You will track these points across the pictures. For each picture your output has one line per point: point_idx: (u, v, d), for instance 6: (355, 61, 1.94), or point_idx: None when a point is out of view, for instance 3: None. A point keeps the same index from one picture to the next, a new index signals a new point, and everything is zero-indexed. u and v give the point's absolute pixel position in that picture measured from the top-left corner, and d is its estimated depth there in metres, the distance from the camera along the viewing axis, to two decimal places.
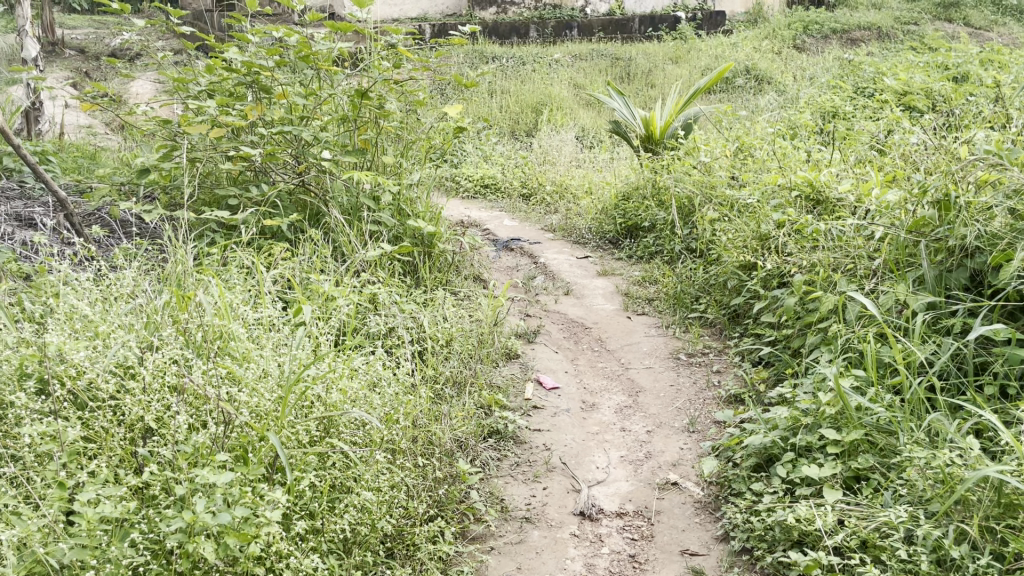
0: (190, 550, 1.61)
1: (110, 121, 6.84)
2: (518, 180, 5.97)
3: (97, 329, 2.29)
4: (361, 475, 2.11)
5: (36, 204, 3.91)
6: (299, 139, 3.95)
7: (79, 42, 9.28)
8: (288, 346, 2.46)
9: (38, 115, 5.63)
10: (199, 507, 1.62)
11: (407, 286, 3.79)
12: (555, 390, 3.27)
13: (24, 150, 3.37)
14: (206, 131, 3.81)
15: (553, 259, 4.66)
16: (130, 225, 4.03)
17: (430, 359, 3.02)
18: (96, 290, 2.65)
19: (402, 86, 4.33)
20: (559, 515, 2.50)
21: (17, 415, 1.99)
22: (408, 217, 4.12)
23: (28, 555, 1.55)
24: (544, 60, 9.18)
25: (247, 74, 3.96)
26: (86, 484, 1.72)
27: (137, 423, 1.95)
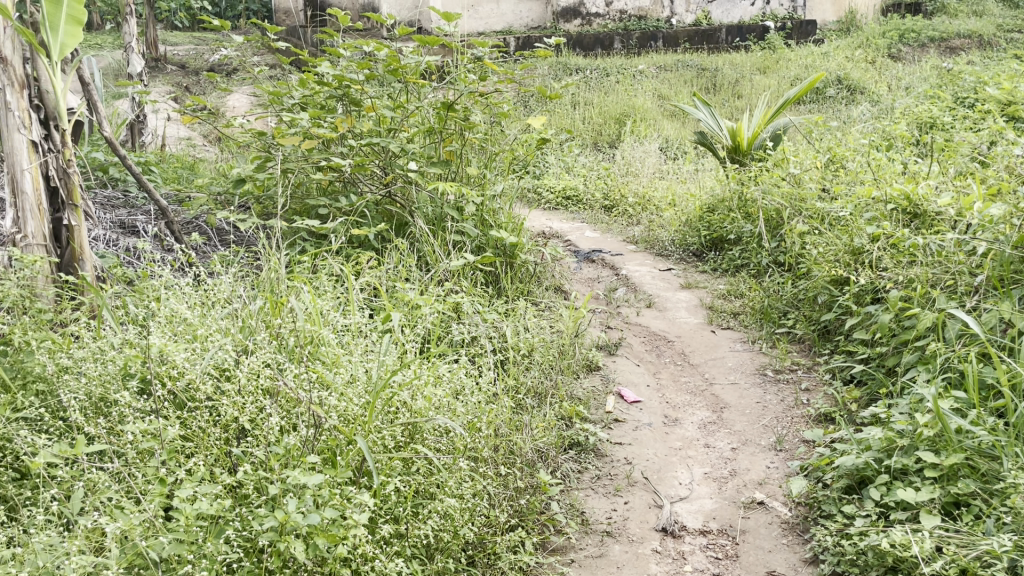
0: (281, 549, 1.64)
1: (208, 133, 7.12)
2: (600, 192, 5.95)
3: (196, 332, 2.38)
4: (445, 482, 2.12)
5: (139, 212, 4.10)
6: (387, 150, 4.05)
7: (181, 58, 9.71)
8: (375, 352, 2.51)
9: (142, 127, 5.91)
10: (290, 507, 1.66)
11: (488, 296, 3.82)
12: (636, 404, 3.24)
13: (129, 160, 3.56)
14: (299, 142, 3.94)
15: (635, 270, 4.63)
16: (226, 233, 4.19)
17: (512, 369, 3.03)
18: (195, 295, 2.76)
19: (487, 98, 4.39)
20: (640, 531, 2.47)
21: (120, 413, 2.09)
22: (491, 227, 4.15)
23: (129, 548, 1.60)
24: (629, 71, 9.14)
25: (338, 87, 4.09)
26: (183, 481, 1.78)
27: (231, 424, 2.02)
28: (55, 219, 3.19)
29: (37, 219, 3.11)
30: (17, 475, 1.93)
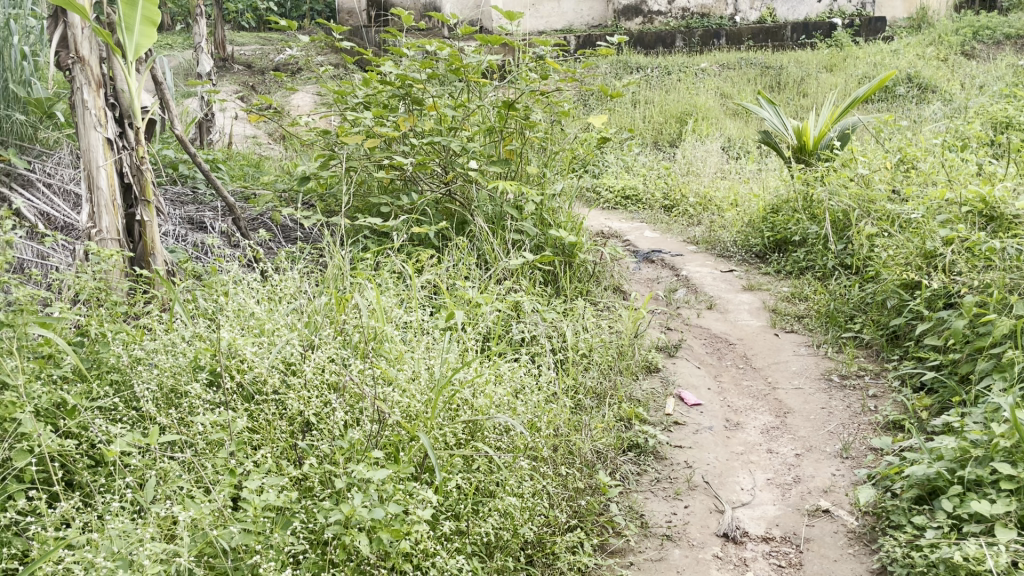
0: (346, 542, 1.66)
1: (273, 132, 7.26)
2: (660, 191, 5.89)
3: (264, 327, 2.44)
4: (505, 480, 2.12)
5: (207, 209, 4.20)
6: (449, 150, 4.08)
7: (248, 58, 9.92)
8: (437, 349, 2.53)
9: (210, 125, 6.05)
10: (356, 501, 1.68)
11: (547, 295, 3.81)
12: (697, 406, 3.20)
13: (200, 157, 3.71)
14: (363, 141, 4.00)
15: (696, 271, 4.56)
16: (289, 230, 4.27)
17: (571, 369, 3.02)
18: (262, 291, 2.82)
19: (548, 97, 4.39)
20: (701, 535, 2.44)
21: (191, 404, 2.14)
22: (550, 226, 4.14)
23: (200, 536, 1.62)
24: (691, 70, 9.03)
25: (401, 87, 4.14)
26: (252, 473, 1.82)
27: (297, 417, 2.06)
28: (128, 214, 3.29)
29: (111, 214, 3.21)
30: (91, 462, 1.99)
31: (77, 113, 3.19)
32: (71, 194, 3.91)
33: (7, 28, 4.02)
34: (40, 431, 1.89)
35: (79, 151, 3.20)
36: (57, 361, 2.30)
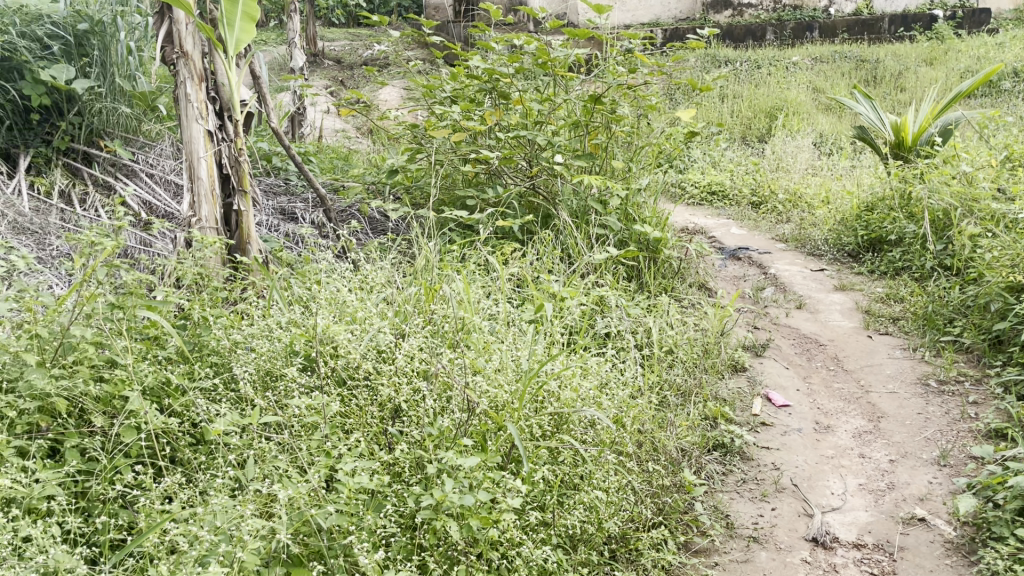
0: (437, 527, 1.70)
1: (361, 125, 7.39)
2: (747, 187, 5.76)
3: (356, 316, 2.50)
4: (590, 474, 2.12)
5: (298, 200, 4.32)
6: (534, 143, 4.08)
7: (338, 53, 10.13)
8: (524, 341, 2.54)
9: (301, 119, 6.15)
10: (447, 487, 1.71)
11: (631, 290, 3.78)
12: (785, 408, 3.13)
13: (293, 150, 3.85)
14: (450, 134, 4.05)
15: (784, 270, 4.45)
16: (377, 222, 4.35)
17: (656, 365, 2.99)
18: (352, 280, 2.88)
19: (635, 91, 4.36)
20: (789, 539, 2.38)
21: (286, 388, 2.22)
22: (635, 222, 4.10)
23: (297, 515, 1.68)
24: (782, 63, 8.81)
25: (488, 81, 4.18)
26: (345, 456, 1.87)
27: (387, 404, 2.10)
28: (226, 204, 3.41)
29: (210, 203, 3.33)
30: (193, 440, 2.07)
31: (180, 106, 3.33)
32: (172, 184, 4.09)
33: (114, 24, 4.09)
34: (146, 409, 1.99)
35: (181, 142, 3.34)
36: (162, 343, 2.40)
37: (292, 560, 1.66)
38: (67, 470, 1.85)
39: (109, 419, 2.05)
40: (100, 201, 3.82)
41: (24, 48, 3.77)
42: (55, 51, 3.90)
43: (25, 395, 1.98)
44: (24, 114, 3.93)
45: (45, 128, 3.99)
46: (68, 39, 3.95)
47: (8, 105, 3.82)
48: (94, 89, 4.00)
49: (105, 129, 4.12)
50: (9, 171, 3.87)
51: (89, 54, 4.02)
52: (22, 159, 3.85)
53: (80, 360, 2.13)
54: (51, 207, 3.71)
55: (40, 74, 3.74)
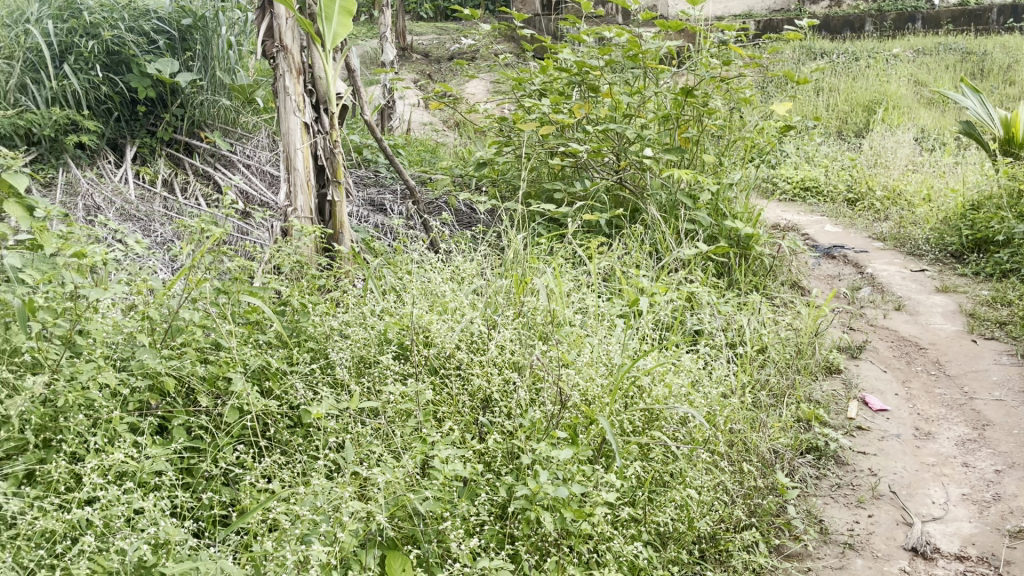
0: (531, 517, 1.71)
1: (448, 118, 7.46)
2: (843, 184, 5.58)
3: (449, 306, 2.54)
4: (681, 472, 2.09)
5: (388, 192, 4.40)
6: (622, 137, 4.05)
7: (426, 46, 10.23)
8: (614, 336, 2.53)
9: (391, 112, 6.25)
10: (542, 478, 1.72)
11: (721, 287, 3.71)
12: (883, 412, 3.02)
13: (385, 143, 3.93)
14: (538, 127, 4.05)
15: (882, 269, 4.29)
16: (464, 214, 4.39)
17: (747, 364, 2.93)
18: (443, 271, 2.92)
19: (729, 84, 4.27)
20: (886, 547, 2.30)
21: (382, 374, 2.26)
22: (725, 217, 4.01)
23: (393, 499, 1.71)
24: (881, 55, 8.49)
25: (577, 74, 4.16)
26: (439, 443, 1.90)
27: (479, 393, 2.13)
28: (321, 194, 3.49)
29: (306, 194, 3.42)
30: (290, 422, 2.14)
31: (279, 99, 3.42)
32: (267, 174, 4.20)
33: (216, 19, 4.19)
34: (247, 390, 2.06)
35: (280, 134, 3.43)
36: (263, 328, 2.48)
37: (387, 543, 1.70)
38: (174, 447, 1.92)
39: (213, 400, 2.14)
40: (201, 190, 3.97)
41: (132, 42, 3.96)
42: (160, 45, 4.07)
43: (136, 373, 2.07)
44: (131, 106, 4.12)
45: (150, 120, 4.16)
46: (172, 34, 4.11)
47: (117, 97, 4.00)
48: (196, 82, 4.14)
49: (205, 121, 4.27)
50: (117, 160, 4.05)
51: (191, 48, 4.16)
52: (129, 149, 4.03)
53: (188, 342, 2.23)
54: (154, 195, 3.86)
55: (146, 67, 3.91)
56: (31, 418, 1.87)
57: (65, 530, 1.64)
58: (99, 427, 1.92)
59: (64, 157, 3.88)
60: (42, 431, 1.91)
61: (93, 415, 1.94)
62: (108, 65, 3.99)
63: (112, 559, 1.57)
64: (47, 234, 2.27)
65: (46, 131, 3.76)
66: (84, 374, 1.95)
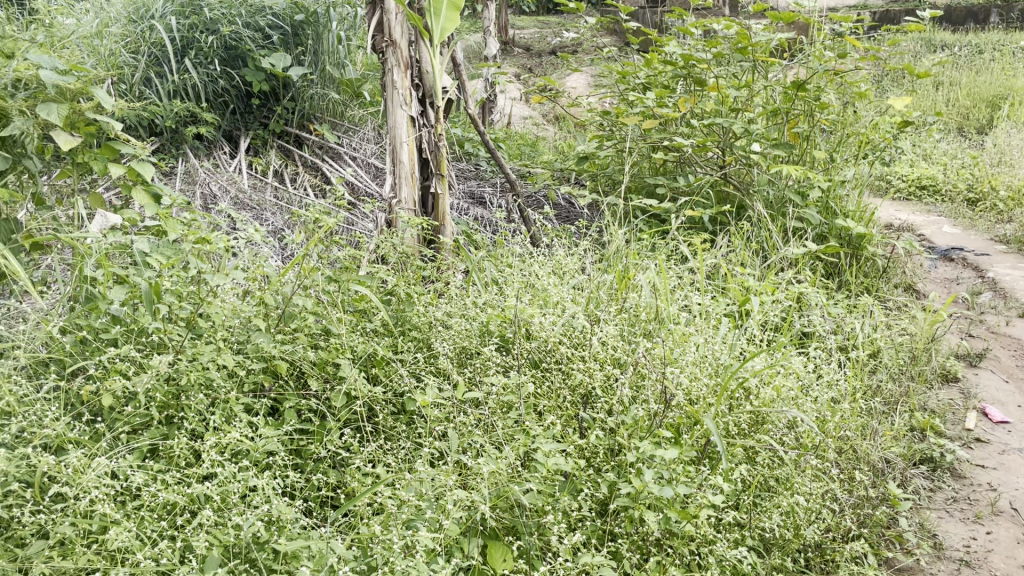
0: (635, 515, 1.70)
1: (549, 112, 7.46)
2: (963, 183, 5.30)
3: (552, 301, 2.55)
4: (788, 477, 2.03)
5: (488, 185, 4.44)
6: (729, 132, 3.95)
7: (528, 40, 10.23)
8: (717, 335, 2.48)
9: (492, 105, 6.29)
10: (646, 476, 1.70)
11: (830, 288, 3.59)
12: (1004, 424, 2.85)
13: (487, 136, 3.98)
14: (642, 121, 3.99)
15: (1005, 274, 4.06)
16: (563, 207, 4.38)
17: (857, 368, 2.83)
18: (545, 265, 2.92)
19: (842, 77, 4.11)
20: (1006, 567, 2.18)
21: (484, 365, 2.30)
22: (836, 215, 3.87)
23: (496, 489, 1.73)
24: (1008, 48, 8.02)
25: (683, 67, 4.08)
26: (541, 436, 1.90)
27: (580, 388, 2.13)
28: (425, 187, 3.56)
29: (410, 186, 3.48)
30: (394, 409, 2.19)
31: (387, 93, 3.48)
32: (372, 166, 4.33)
33: (327, 14, 4.31)
34: (355, 376, 2.13)
35: (387, 127, 3.49)
36: (369, 316, 2.54)
37: (489, 532, 1.72)
38: (285, 428, 2.00)
39: (323, 384, 2.21)
40: (310, 181, 4.10)
41: (248, 38, 4.09)
42: (274, 40, 4.17)
43: (252, 356, 2.18)
44: (246, 99, 4.28)
45: (263, 112, 4.32)
46: (286, 29, 4.21)
47: (233, 90, 4.16)
48: (307, 76, 4.27)
49: (314, 114, 4.41)
50: (232, 150, 4.21)
51: (303, 43, 4.28)
52: (244, 141, 4.20)
53: (301, 328, 2.33)
54: (267, 184, 4.01)
55: (260, 62, 4.05)
56: (155, 395, 1.98)
57: (185, 503, 1.73)
58: (217, 406, 2.01)
59: (184, 148, 4.04)
60: (165, 408, 2.01)
61: (213, 395, 2.03)
62: (226, 59, 4.14)
63: (229, 533, 1.64)
64: (172, 220, 2.38)
65: (169, 122, 3.93)
66: (205, 354, 2.05)
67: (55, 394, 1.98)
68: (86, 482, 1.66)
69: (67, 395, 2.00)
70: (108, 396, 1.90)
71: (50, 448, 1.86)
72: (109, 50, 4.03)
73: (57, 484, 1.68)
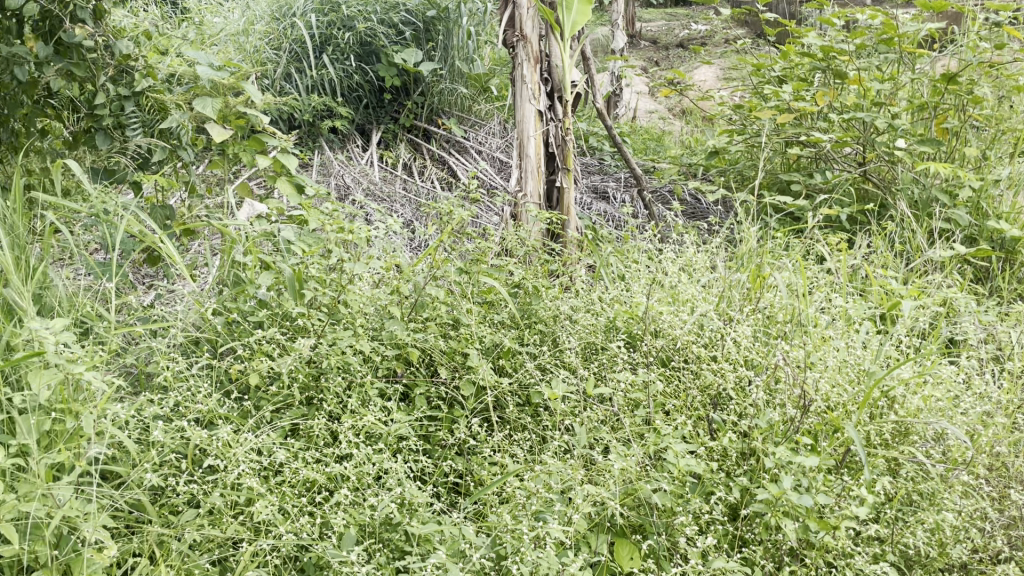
0: (773, 522, 1.66)
1: (676, 105, 7.31)
2: None
3: (683, 299, 2.51)
4: (934, 492, 1.92)
5: (612, 179, 4.42)
6: (870, 128, 3.77)
7: (654, 33, 10.05)
8: (856, 339, 2.38)
9: (618, 98, 6.23)
10: (785, 484, 1.66)
11: (979, 293, 3.36)
12: None
13: (614, 130, 3.95)
14: (777, 116, 3.86)
15: None
16: (690, 203, 4.30)
17: (1012, 381, 2.63)
18: (675, 262, 2.87)
19: (998, 69, 3.85)
20: None
21: (612, 363, 2.29)
22: (989, 216, 3.62)
23: (627, 487, 1.72)
24: None
25: (823, 60, 3.92)
26: (670, 436, 1.87)
27: (710, 389, 2.08)
28: (550, 180, 3.56)
29: (536, 180, 3.49)
30: (521, 400, 2.22)
31: (516, 87, 3.50)
32: (498, 160, 4.39)
33: (458, 10, 4.38)
34: (483, 365, 2.17)
35: (515, 121, 3.51)
36: (498, 308, 2.58)
37: (616, 530, 1.72)
38: (416, 415, 2.05)
39: (452, 372, 2.26)
40: (438, 173, 4.19)
41: (383, 34, 4.20)
42: (407, 36, 4.30)
43: (387, 343, 2.25)
44: (378, 94, 4.40)
45: (395, 107, 4.44)
46: (418, 25, 4.34)
47: (367, 85, 4.29)
48: (437, 71, 4.36)
49: (443, 108, 4.50)
50: (364, 144, 4.35)
51: (434, 38, 4.40)
52: (376, 134, 4.33)
53: (432, 317, 2.39)
54: (397, 177, 4.12)
55: (394, 57, 4.16)
56: (298, 376, 2.07)
57: (324, 482, 1.80)
58: (353, 390, 2.08)
59: (320, 141, 4.20)
60: (306, 389, 2.10)
61: (350, 379, 2.11)
62: (361, 55, 4.27)
63: (365, 513, 1.70)
64: (314, 210, 2.48)
65: (307, 116, 4.08)
66: (343, 339, 2.13)
67: (206, 372, 2.09)
68: (235, 455, 1.75)
69: (218, 373, 2.12)
70: (255, 375, 2.00)
71: (202, 422, 1.97)
72: (254, 47, 4.22)
73: (210, 456, 1.78)
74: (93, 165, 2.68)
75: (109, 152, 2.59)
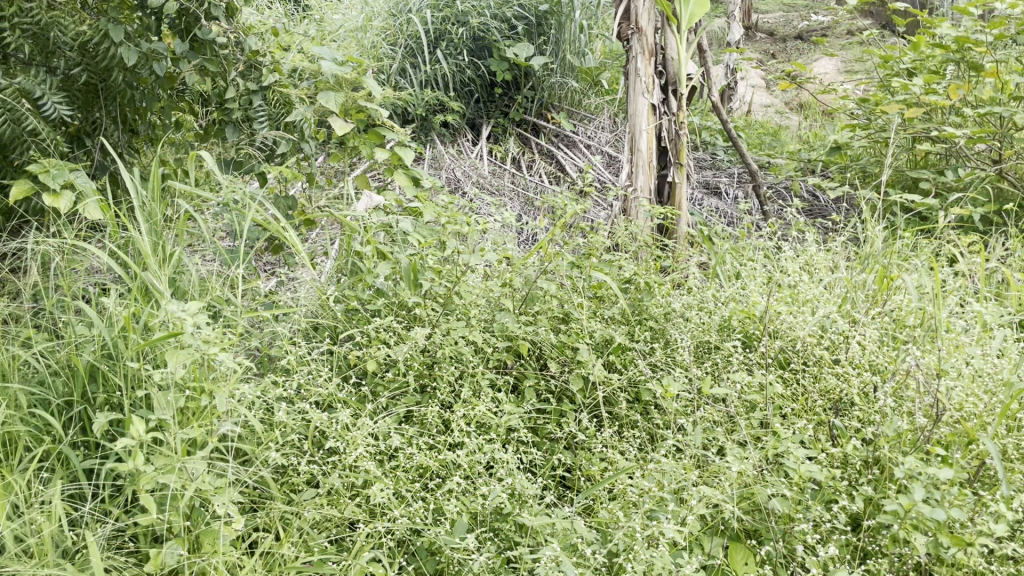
0: (901, 534, 1.59)
1: (794, 99, 7.06)
2: None
3: (801, 299, 2.42)
4: None
5: (725, 175, 4.32)
6: (1009, 122, 3.54)
7: (771, 25, 9.74)
8: (991, 348, 2.24)
9: (733, 92, 6.07)
10: (916, 495, 1.58)
11: None
12: None
13: (729, 124, 3.86)
14: (906, 111, 3.67)
15: None
16: (809, 200, 4.15)
17: None
18: (794, 262, 2.78)
19: None
20: None
21: (726, 362, 2.24)
22: None
23: (743, 490, 1.68)
24: None
25: (957, 51, 3.70)
26: (789, 440, 1.82)
27: (832, 393, 2.00)
28: (661, 175, 3.50)
29: (646, 174, 3.43)
30: (631, 397, 2.20)
31: (630, 80, 3.45)
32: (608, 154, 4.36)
33: (571, 4, 4.36)
34: (594, 361, 2.16)
35: (627, 114, 3.47)
36: (609, 304, 2.56)
37: (731, 534, 1.69)
38: (526, 407, 2.06)
39: (562, 366, 2.26)
40: (549, 167, 4.19)
41: (495, 29, 4.23)
42: (519, 31, 4.30)
43: (499, 335, 2.28)
44: (489, 88, 4.44)
45: (505, 101, 4.47)
46: (531, 20, 4.32)
47: (479, 80, 4.33)
48: (548, 65, 4.36)
49: (554, 102, 4.50)
50: (474, 137, 4.39)
51: (546, 33, 4.38)
52: (486, 128, 4.36)
53: (543, 310, 2.40)
54: (507, 170, 4.14)
55: (506, 52, 4.18)
56: (413, 364, 2.12)
57: (437, 468, 1.83)
58: (465, 379, 2.11)
59: (433, 134, 4.27)
60: (420, 377, 2.14)
61: (462, 368, 2.15)
62: (474, 50, 4.31)
63: (477, 501, 1.72)
64: (430, 202, 2.52)
65: (421, 110, 4.14)
66: (457, 330, 2.16)
67: (326, 357, 2.16)
68: (354, 438, 1.80)
69: (337, 359, 2.19)
70: (372, 362, 2.06)
71: (321, 406, 2.04)
72: (371, 42, 4.31)
73: (330, 439, 1.84)
74: (223, 156, 2.81)
75: (239, 145, 2.70)
